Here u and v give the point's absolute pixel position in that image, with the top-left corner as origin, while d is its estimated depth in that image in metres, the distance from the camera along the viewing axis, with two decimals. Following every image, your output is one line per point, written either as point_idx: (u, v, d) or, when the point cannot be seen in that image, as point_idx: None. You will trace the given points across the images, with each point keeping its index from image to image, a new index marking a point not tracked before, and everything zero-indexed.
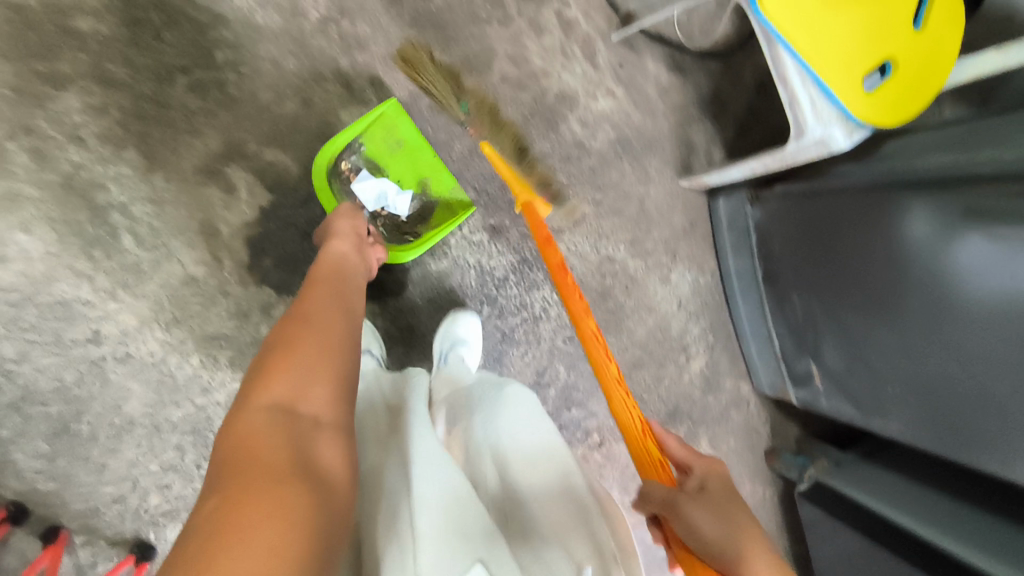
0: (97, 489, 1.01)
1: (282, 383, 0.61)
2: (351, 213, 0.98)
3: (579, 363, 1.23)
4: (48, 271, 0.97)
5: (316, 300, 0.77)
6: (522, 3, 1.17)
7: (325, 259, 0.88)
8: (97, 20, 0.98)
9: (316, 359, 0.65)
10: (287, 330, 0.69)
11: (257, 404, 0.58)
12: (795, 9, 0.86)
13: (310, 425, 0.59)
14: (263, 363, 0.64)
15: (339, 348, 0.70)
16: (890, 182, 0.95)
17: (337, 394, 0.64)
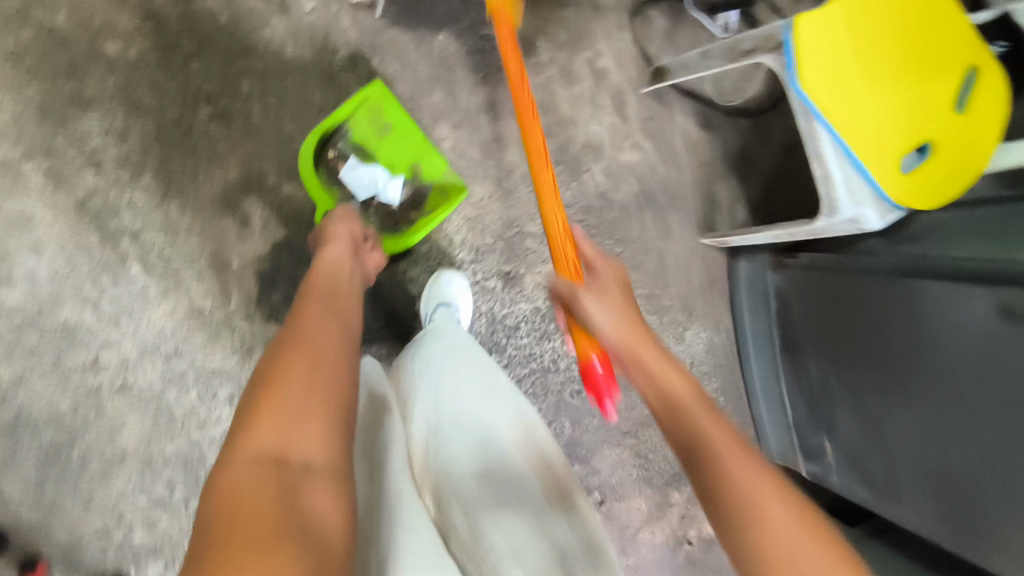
0: (84, 521, 0.98)
1: (270, 426, 0.52)
2: (347, 216, 0.88)
3: (586, 418, 1.19)
4: (55, 295, 0.95)
5: (312, 314, 0.65)
6: (555, 50, 1.15)
7: (321, 269, 0.77)
8: (126, 45, 0.97)
9: (309, 391, 0.55)
10: (277, 354, 0.58)
11: (241, 455, 0.50)
12: (836, 87, 0.84)
13: (299, 478, 0.50)
14: (247, 400, 0.54)
15: (337, 369, 0.59)
16: (919, 263, 0.93)
17: (332, 432, 0.54)
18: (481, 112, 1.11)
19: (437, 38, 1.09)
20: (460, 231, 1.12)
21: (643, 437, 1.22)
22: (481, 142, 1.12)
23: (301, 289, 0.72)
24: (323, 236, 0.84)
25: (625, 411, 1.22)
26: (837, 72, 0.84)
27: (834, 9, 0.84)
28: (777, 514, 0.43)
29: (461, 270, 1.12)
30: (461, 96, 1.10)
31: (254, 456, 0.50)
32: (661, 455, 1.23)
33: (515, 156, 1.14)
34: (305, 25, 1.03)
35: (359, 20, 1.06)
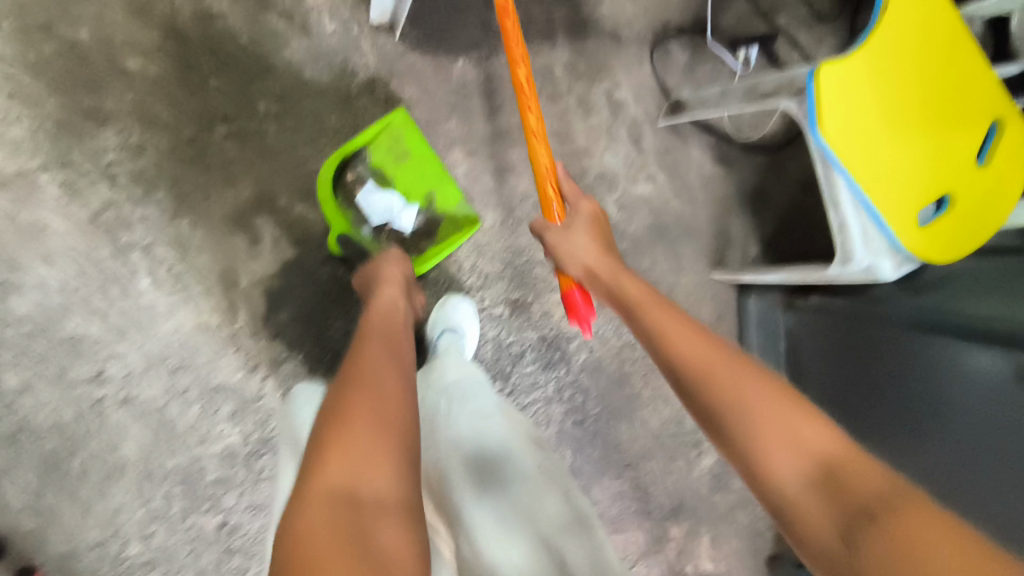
0: (81, 532, 0.97)
1: (340, 464, 0.53)
2: (398, 259, 0.91)
3: (586, 448, 1.17)
4: (63, 305, 0.96)
5: (372, 351, 0.66)
6: (574, 79, 1.14)
7: (376, 309, 0.78)
8: (147, 61, 0.98)
9: (378, 432, 0.56)
10: (342, 393, 0.59)
11: (314, 493, 0.51)
12: (863, 143, 0.83)
13: (374, 512, 0.51)
14: (315, 437, 0.55)
15: (404, 410, 0.59)
16: (927, 314, 0.93)
17: (395, 471, 0.55)
18: (495, 141, 1.12)
19: (456, 65, 1.09)
20: (469, 257, 1.12)
21: (644, 469, 1.20)
22: (494, 169, 1.12)
23: (360, 326, 0.73)
24: (375, 274, 0.87)
25: (627, 442, 1.20)
26: (858, 125, 0.82)
27: (859, 59, 0.82)
28: (708, 349, 0.65)
29: (469, 296, 1.11)
30: (477, 123, 1.11)
31: (327, 495, 0.51)
32: (662, 488, 1.21)
33: (528, 185, 1.14)
34: (325, 48, 1.04)
35: (379, 44, 1.06)
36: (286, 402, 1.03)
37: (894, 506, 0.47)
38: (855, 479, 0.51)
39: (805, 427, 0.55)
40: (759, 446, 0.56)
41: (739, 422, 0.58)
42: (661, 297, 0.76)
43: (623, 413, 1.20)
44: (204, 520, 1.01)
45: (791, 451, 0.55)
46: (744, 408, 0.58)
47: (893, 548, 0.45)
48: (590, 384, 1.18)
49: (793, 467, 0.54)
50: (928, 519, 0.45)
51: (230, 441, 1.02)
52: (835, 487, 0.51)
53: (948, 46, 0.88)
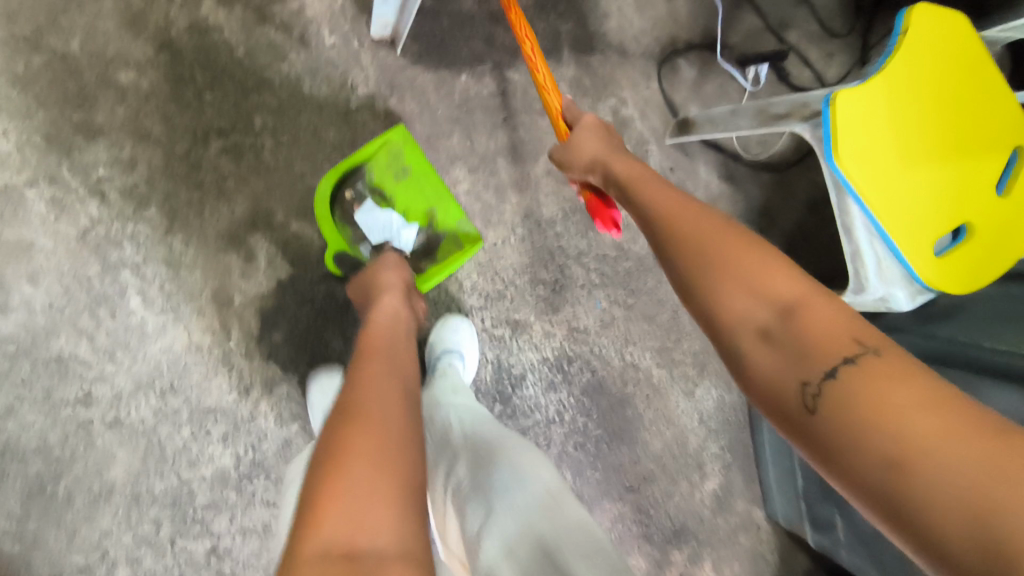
0: (65, 557, 0.94)
1: (336, 514, 0.47)
2: (397, 265, 0.87)
3: (587, 471, 1.13)
4: (50, 325, 0.93)
5: (370, 379, 0.61)
6: (579, 95, 1.12)
7: (378, 323, 0.73)
8: (139, 74, 0.95)
9: (375, 472, 0.50)
10: (337, 431, 0.54)
11: (307, 552, 0.46)
12: (876, 167, 0.80)
13: (375, 566, 0.45)
14: (308, 488, 0.50)
15: (407, 450, 0.54)
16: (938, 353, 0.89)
17: (399, 518, 0.49)
18: (498, 157, 1.09)
19: (459, 80, 1.06)
20: (470, 276, 1.09)
21: (646, 493, 1.15)
22: (496, 186, 1.09)
23: (358, 348, 0.68)
24: (376, 284, 0.83)
25: (628, 464, 1.14)
26: (875, 151, 0.80)
27: (876, 84, 0.80)
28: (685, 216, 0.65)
29: (469, 316, 1.08)
30: (480, 140, 1.08)
31: (321, 553, 0.45)
32: (664, 512, 1.16)
33: (530, 203, 1.11)
34: (323, 61, 1.01)
35: (379, 57, 1.03)
36: (279, 423, 1.00)
37: (858, 359, 0.48)
38: (817, 332, 0.51)
39: (774, 276, 0.55)
40: (728, 293, 0.56)
41: (711, 279, 0.58)
42: (653, 174, 0.76)
43: (625, 436, 1.15)
44: (194, 544, 0.97)
45: (761, 304, 0.54)
46: (720, 269, 0.57)
47: (859, 400, 0.46)
48: (592, 406, 1.13)
49: (754, 309, 0.54)
50: (889, 378, 0.46)
51: (222, 464, 0.98)
52: (776, 337, 0.52)
53: (969, 68, 0.86)
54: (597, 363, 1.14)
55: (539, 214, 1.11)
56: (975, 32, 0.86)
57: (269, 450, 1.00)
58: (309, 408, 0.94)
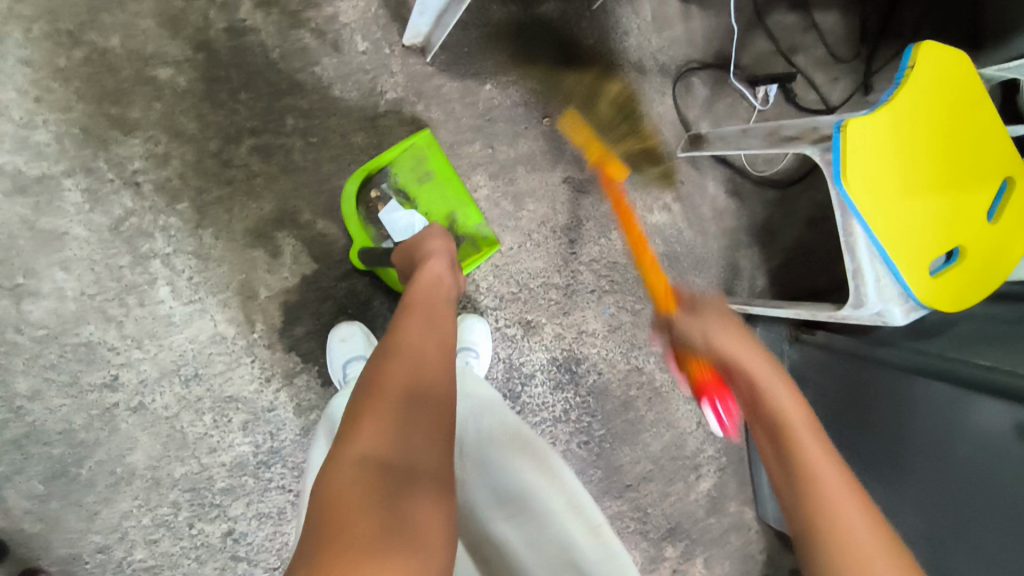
0: (85, 537, 0.96)
1: (376, 433, 0.52)
2: (443, 232, 0.87)
3: (589, 469, 1.17)
4: (80, 312, 0.96)
5: (410, 327, 0.65)
6: (596, 108, 1.17)
7: (421, 280, 0.75)
8: (176, 71, 0.99)
9: (411, 405, 0.55)
10: (379, 367, 0.59)
11: (347, 457, 0.50)
12: (881, 189, 0.85)
13: (405, 479, 0.50)
14: (353, 409, 0.55)
15: (439, 390, 0.58)
16: (921, 367, 0.94)
17: (428, 441, 0.54)
18: (517, 164, 1.13)
19: (483, 89, 1.11)
20: (486, 278, 1.12)
21: (644, 491, 1.19)
22: (514, 193, 1.13)
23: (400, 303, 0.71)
24: (420, 247, 0.84)
25: (628, 465, 1.18)
26: (880, 177, 0.85)
27: (883, 114, 0.86)
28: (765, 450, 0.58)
29: (484, 316, 1.12)
30: (500, 148, 1.12)
31: (359, 459, 0.50)
32: (660, 510, 1.20)
33: (545, 210, 1.15)
34: (354, 67, 1.05)
35: (408, 65, 1.07)
36: (298, 413, 1.03)
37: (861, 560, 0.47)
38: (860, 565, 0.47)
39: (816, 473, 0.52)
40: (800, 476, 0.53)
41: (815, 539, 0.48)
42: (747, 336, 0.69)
43: (626, 437, 1.19)
44: (211, 528, 1.00)
45: None
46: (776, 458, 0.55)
47: None
48: (597, 407, 1.17)
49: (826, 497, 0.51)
50: None
51: (241, 451, 1.01)
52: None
53: (970, 103, 0.92)
54: (603, 366, 1.18)
55: (553, 221, 1.15)
56: (976, 70, 0.92)
57: (287, 439, 1.03)
58: (329, 356, 1.00)
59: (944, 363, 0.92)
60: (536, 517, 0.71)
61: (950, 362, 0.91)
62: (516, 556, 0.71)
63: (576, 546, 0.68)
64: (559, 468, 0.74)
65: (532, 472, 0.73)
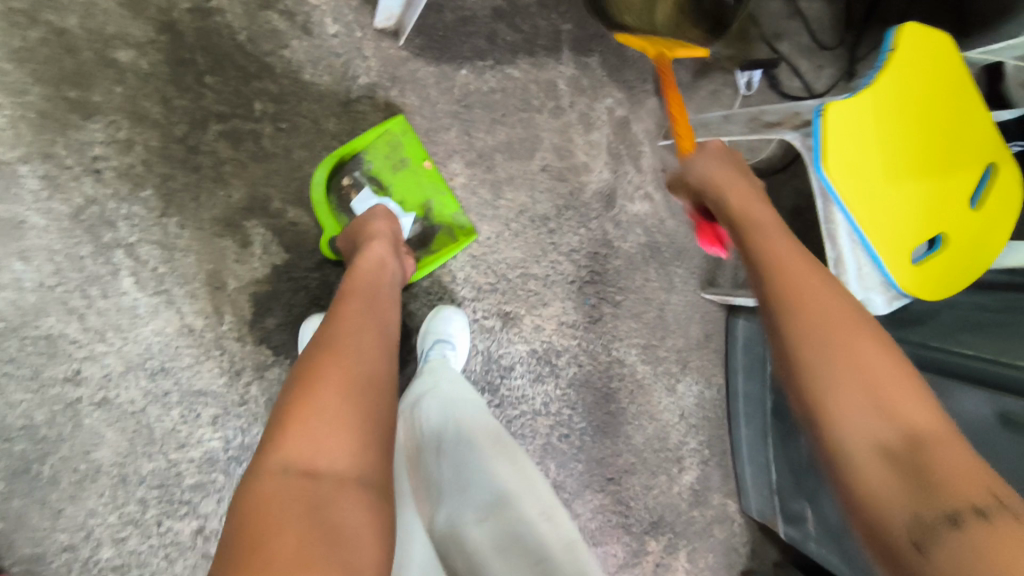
0: (49, 536, 0.93)
1: (303, 437, 0.49)
2: (387, 215, 0.86)
3: (571, 463, 1.15)
4: (40, 304, 0.92)
5: (346, 320, 0.62)
6: (576, 94, 1.15)
7: (363, 268, 0.72)
8: (139, 54, 0.95)
9: (343, 405, 0.52)
10: (311, 361, 0.56)
11: (270, 466, 0.48)
12: (857, 179, 0.83)
13: (333, 487, 0.48)
14: (277, 410, 0.52)
15: (376, 388, 0.55)
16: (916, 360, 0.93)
17: (362, 442, 0.52)
18: (496, 152, 1.11)
19: (458, 75, 1.09)
20: (463, 268, 1.10)
21: (627, 484, 1.17)
22: (493, 181, 1.11)
23: (341, 291, 0.68)
24: (364, 232, 0.81)
25: (611, 458, 1.17)
26: (856, 164, 0.83)
27: (864, 98, 0.84)
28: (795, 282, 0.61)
29: (461, 307, 1.09)
30: (478, 136, 1.10)
31: (283, 472, 0.48)
32: (642, 503, 1.18)
33: (525, 199, 1.13)
34: (326, 50, 1.02)
35: (381, 48, 1.04)
36: (269, 407, 1.01)
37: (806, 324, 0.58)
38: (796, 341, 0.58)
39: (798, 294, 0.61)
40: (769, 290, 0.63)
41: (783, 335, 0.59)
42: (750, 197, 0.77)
43: (609, 429, 1.17)
44: (180, 525, 0.97)
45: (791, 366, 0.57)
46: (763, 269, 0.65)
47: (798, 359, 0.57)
48: (578, 399, 1.15)
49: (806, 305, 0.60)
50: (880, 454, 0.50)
51: (211, 447, 0.98)
52: (900, 560, 0.46)
53: (948, 86, 0.90)
54: (584, 358, 1.16)
55: (533, 210, 1.13)
56: (954, 53, 0.91)
57: (259, 434, 1.00)
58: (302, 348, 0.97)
59: (938, 355, 0.90)
60: (507, 520, 0.68)
61: (942, 351, 0.90)
62: (483, 562, 0.66)
63: (547, 547, 0.66)
64: (538, 481, 0.75)
65: (510, 479, 0.74)
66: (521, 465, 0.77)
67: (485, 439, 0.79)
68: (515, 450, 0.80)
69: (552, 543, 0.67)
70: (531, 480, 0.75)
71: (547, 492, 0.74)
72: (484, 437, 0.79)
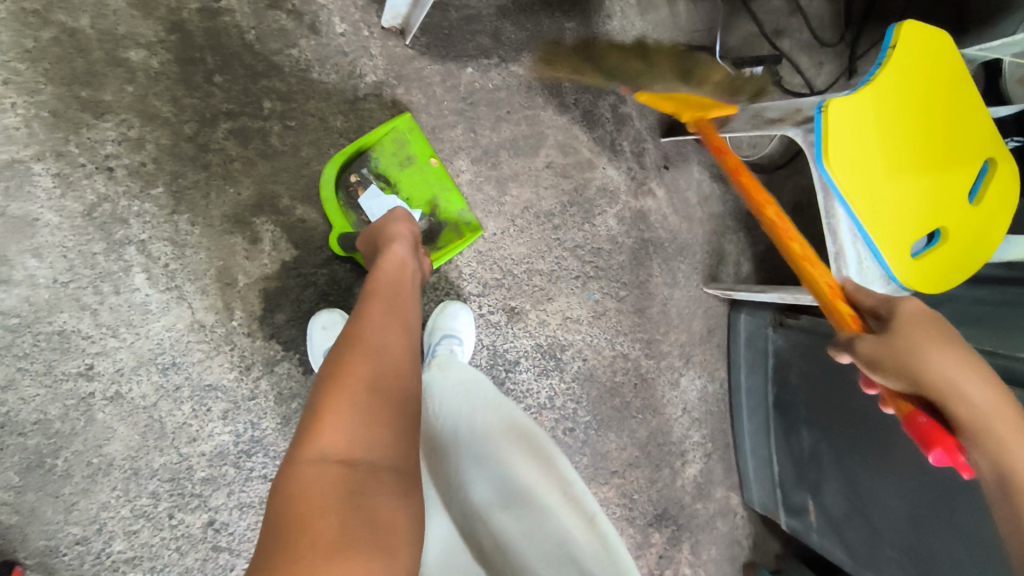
0: (63, 529, 0.94)
1: (337, 427, 0.51)
2: (405, 216, 0.87)
3: (575, 456, 1.16)
4: (53, 300, 0.94)
5: (372, 314, 0.63)
6: (579, 92, 1.16)
7: (384, 265, 0.74)
8: (149, 53, 0.97)
9: (375, 397, 0.54)
10: (340, 354, 0.57)
11: (306, 454, 0.49)
12: (862, 173, 0.85)
13: (366, 475, 0.50)
14: (312, 398, 0.53)
15: (401, 378, 0.57)
16: None
17: (393, 433, 0.53)
18: (500, 149, 1.12)
19: (463, 73, 1.10)
20: (469, 264, 1.11)
21: (631, 477, 1.19)
22: (498, 178, 1.12)
23: (363, 286, 0.70)
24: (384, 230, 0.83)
25: (615, 451, 1.18)
26: (861, 159, 0.85)
27: (864, 95, 0.85)
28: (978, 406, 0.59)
29: (467, 303, 1.11)
30: (483, 133, 1.11)
31: (320, 458, 0.49)
32: (646, 496, 1.19)
33: (530, 195, 1.14)
34: (333, 49, 1.03)
35: (388, 47, 1.06)
36: (278, 402, 1.02)
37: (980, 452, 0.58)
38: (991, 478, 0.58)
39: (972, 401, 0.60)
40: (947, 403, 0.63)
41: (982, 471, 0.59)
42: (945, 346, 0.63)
43: (613, 423, 1.18)
44: (191, 518, 0.99)
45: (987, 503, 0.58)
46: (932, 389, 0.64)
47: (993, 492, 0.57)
48: (582, 393, 1.17)
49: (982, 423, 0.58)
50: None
51: (221, 441, 1.00)
52: None
53: (949, 82, 0.92)
54: (588, 352, 1.17)
55: (537, 206, 1.14)
56: (956, 50, 0.93)
57: (268, 428, 1.01)
58: (310, 344, 0.98)
59: None
60: (530, 514, 0.69)
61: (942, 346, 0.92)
62: (513, 555, 0.69)
63: (568, 533, 0.67)
64: (552, 451, 0.74)
65: (526, 463, 0.74)
66: (535, 438, 0.76)
67: (496, 424, 0.78)
68: (527, 423, 0.78)
69: (572, 524, 0.67)
70: (546, 454, 0.74)
71: (563, 460, 0.73)
72: (494, 421, 0.79)
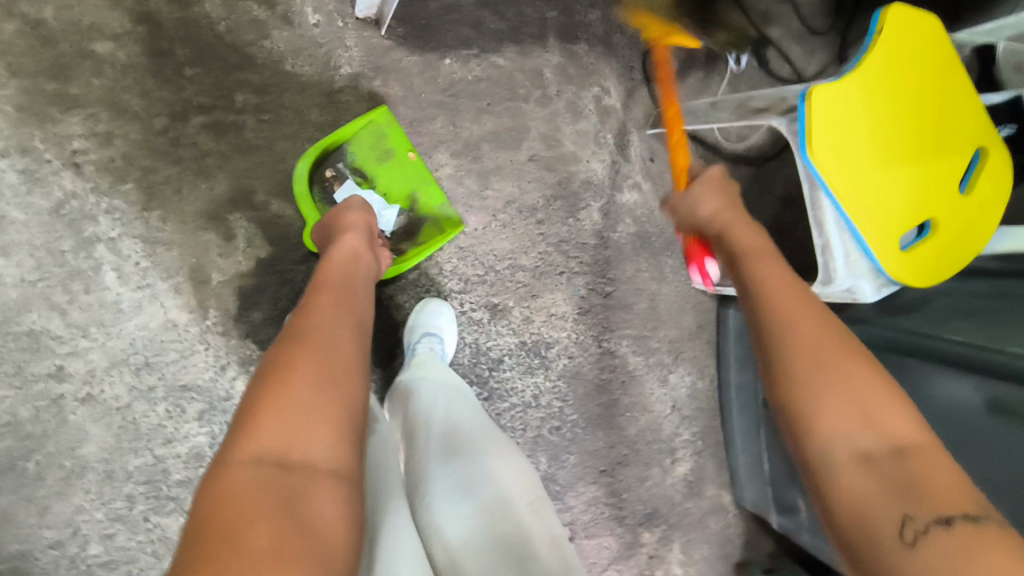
0: (36, 533, 0.92)
1: (274, 428, 0.49)
2: (364, 207, 0.85)
3: (563, 455, 1.14)
4: (22, 300, 0.92)
5: (322, 312, 0.61)
6: (562, 83, 1.14)
7: (341, 261, 0.72)
8: (118, 46, 0.94)
9: (317, 397, 0.52)
10: (283, 352, 0.55)
11: (239, 457, 0.47)
12: (846, 164, 0.82)
13: (305, 479, 0.48)
14: (249, 399, 0.51)
15: (348, 377, 0.55)
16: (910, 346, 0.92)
17: (338, 436, 0.51)
18: (482, 142, 1.10)
19: (443, 64, 1.07)
20: (450, 260, 1.09)
21: (620, 476, 1.16)
22: (479, 172, 1.10)
23: (315, 281, 0.68)
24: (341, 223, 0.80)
25: (603, 449, 1.16)
26: (845, 150, 0.82)
27: (848, 82, 0.83)
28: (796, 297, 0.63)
29: (449, 300, 1.08)
30: (465, 125, 1.09)
31: (253, 460, 0.47)
32: (636, 495, 1.17)
33: (513, 188, 1.12)
34: (307, 40, 1.01)
35: (364, 38, 1.03)
36: None
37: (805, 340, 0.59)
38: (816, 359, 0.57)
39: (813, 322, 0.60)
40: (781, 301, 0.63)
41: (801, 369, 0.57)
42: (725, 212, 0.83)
43: (601, 421, 1.16)
44: (168, 522, 0.96)
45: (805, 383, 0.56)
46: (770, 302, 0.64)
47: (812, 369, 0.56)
48: (569, 391, 1.14)
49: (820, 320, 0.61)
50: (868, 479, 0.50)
51: (197, 442, 0.97)
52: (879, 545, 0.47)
53: (937, 69, 0.89)
54: (575, 349, 1.15)
55: (521, 201, 1.12)
56: (944, 36, 0.90)
57: None
58: None
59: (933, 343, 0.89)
60: (499, 522, 0.66)
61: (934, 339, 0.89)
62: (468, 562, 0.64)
63: (535, 552, 0.64)
64: (529, 478, 0.74)
65: (505, 479, 0.72)
66: (514, 462, 0.76)
67: (482, 438, 0.77)
68: (508, 448, 0.78)
69: (541, 545, 0.65)
70: (525, 480, 0.74)
71: (537, 492, 0.73)
72: (480, 434, 0.78)
